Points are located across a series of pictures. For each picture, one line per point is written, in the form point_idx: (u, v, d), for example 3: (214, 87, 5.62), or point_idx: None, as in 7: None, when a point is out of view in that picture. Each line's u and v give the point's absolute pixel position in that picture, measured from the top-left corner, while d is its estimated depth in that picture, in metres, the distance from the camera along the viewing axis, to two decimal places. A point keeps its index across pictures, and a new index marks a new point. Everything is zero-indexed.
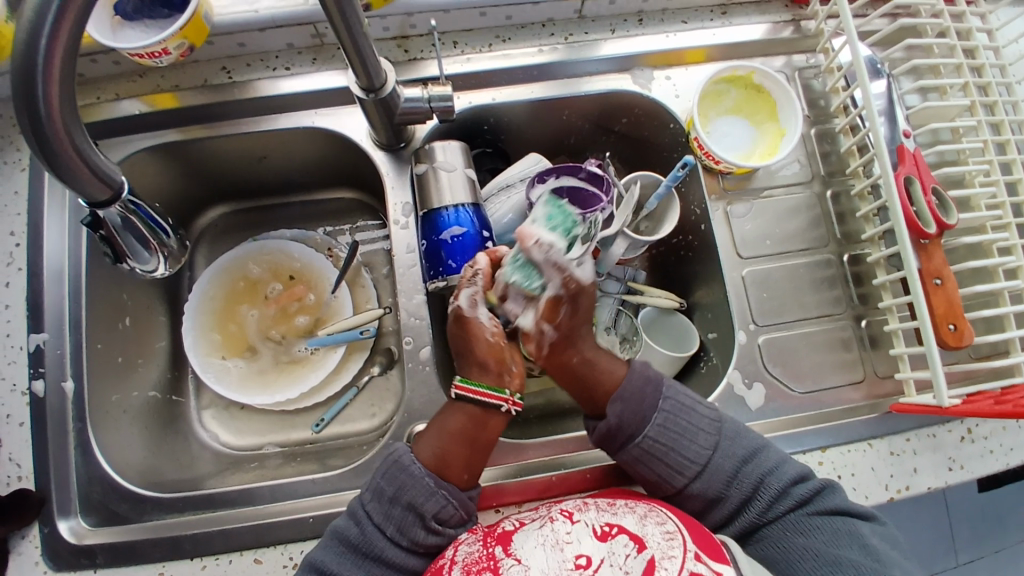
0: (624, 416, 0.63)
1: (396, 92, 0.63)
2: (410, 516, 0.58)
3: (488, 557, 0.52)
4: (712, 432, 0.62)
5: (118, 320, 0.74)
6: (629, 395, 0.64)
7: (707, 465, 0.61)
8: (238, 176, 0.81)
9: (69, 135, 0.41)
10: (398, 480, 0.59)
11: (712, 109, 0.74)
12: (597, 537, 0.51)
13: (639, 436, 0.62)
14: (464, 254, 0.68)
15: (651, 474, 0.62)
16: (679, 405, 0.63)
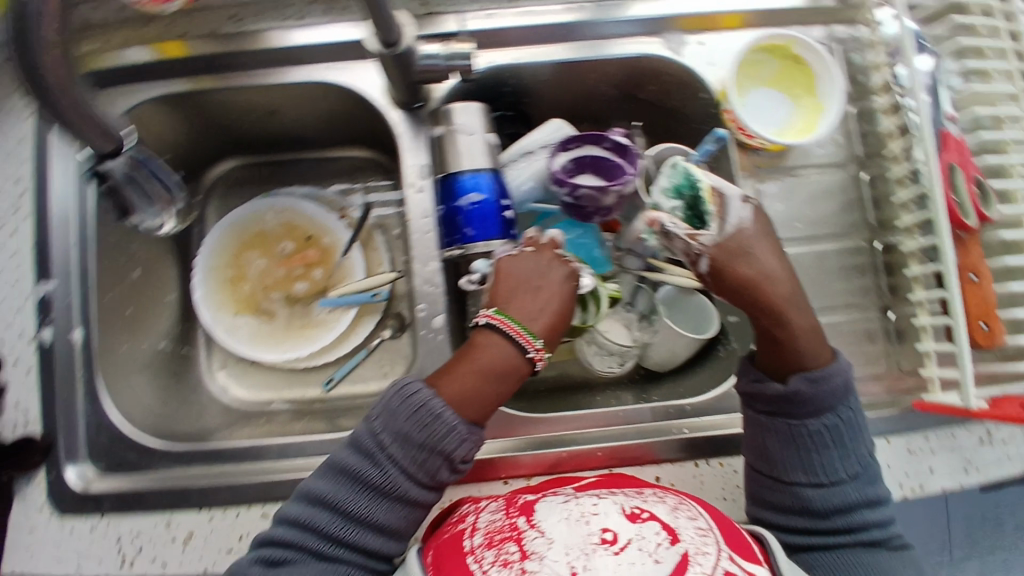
0: (802, 395, 0.60)
1: (413, 49, 0.59)
2: (440, 460, 0.56)
3: (511, 526, 0.52)
4: (862, 463, 0.60)
5: (129, 272, 0.72)
6: (825, 388, 0.60)
7: (835, 483, 0.60)
8: (248, 130, 0.79)
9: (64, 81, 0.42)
10: (428, 425, 0.56)
11: (748, 80, 0.69)
12: (624, 517, 0.50)
13: (799, 422, 0.61)
14: (483, 222, 0.66)
15: (777, 454, 0.61)
16: (853, 422, 0.61)
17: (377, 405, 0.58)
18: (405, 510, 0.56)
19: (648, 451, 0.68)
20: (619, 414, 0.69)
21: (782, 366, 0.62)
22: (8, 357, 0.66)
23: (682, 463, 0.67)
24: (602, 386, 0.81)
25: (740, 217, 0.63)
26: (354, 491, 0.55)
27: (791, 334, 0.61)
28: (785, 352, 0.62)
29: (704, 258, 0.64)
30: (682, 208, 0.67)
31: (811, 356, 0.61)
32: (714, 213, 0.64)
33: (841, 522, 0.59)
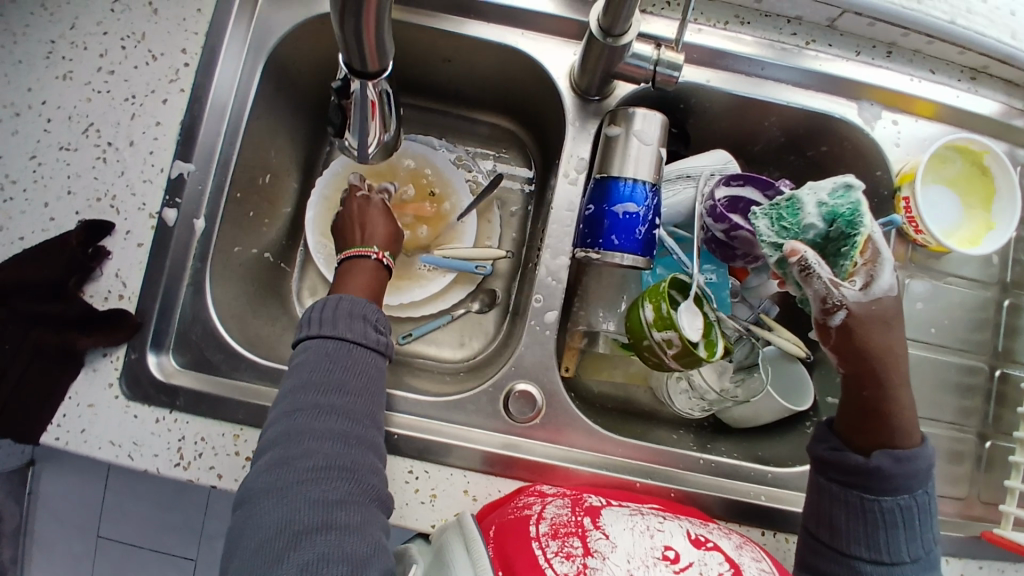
0: (885, 472, 0.53)
1: (629, 46, 0.59)
2: (359, 319, 0.58)
3: (576, 523, 0.51)
4: (928, 550, 0.54)
5: (259, 175, 0.72)
6: (908, 468, 0.54)
7: (896, 565, 0.53)
8: (413, 71, 0.77)
9: (376, 7, 0.40)
10: (336, 304, 0.58)
11: (930, 173, 0.68)
12: (689, 542, 0.50)
13: (874, 496, 0.54)
14: (629, 234, 0.63)
15: (840, 522, 0.55)
16: (927, 508, 0.55)
17: (304, 315, 0.58)
18: (360, 370, 0.55)
19: (716, 506, 0.66)
20: (700, 462, 0.68)
21: (870, 439, 0.55)
22: (122, 226, 0.64)
23: (750, 528, 0.66)
24: (670, 420, 0.81)
25: (889, 283, 0.54)
26: (309, 395, 0.52)
27: (891, 407, 0.54)
28: (878, 427, 0.55)
29: (841, 312, 0.54)
30: (819, 235, 0.57)
31: (905, 435, 0.54)
32: (862, 265, 0.55)
33: None
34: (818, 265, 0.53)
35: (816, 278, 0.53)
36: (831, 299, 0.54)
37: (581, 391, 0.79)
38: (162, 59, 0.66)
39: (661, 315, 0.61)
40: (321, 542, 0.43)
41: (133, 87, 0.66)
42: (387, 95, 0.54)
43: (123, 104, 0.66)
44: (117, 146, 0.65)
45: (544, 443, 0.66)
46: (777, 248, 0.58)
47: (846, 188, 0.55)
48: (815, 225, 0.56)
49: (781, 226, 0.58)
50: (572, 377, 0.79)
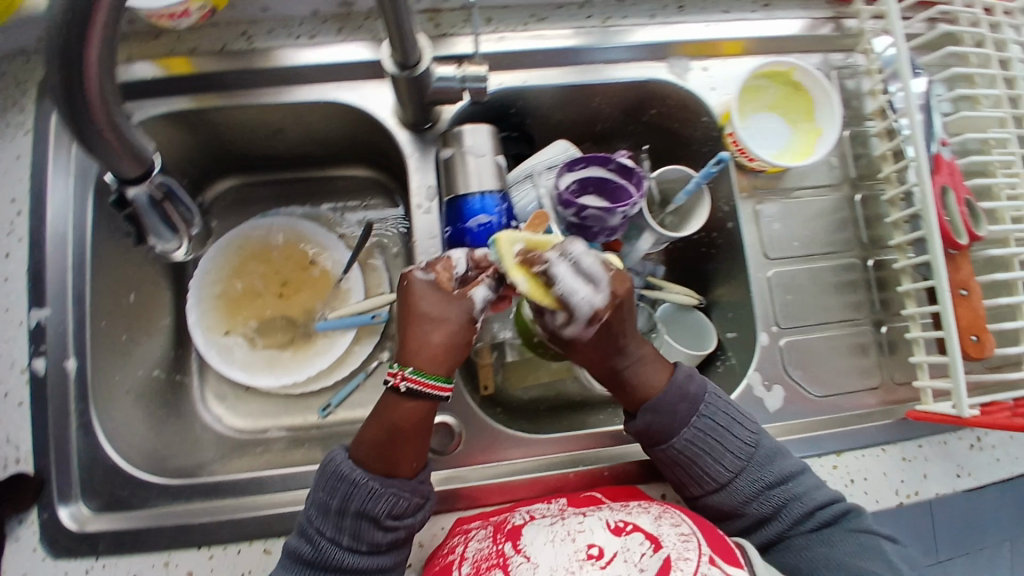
0: (654, 421, 0.63)
1: (430, 71, 0.60)
2: (364, 522, 0.56)
3: (498, 553, 0.54)
4: (741, 457, 0.62)
5: (124, 295, 0.70)
6: (664, 408, 0.63)
7: (729, 483, 0.62)
8: (249, 149, 0.77)
9: (106, 111, 0.40)
10: (339, 490, 0.57)
11: (749, 105, 0.72)
12: (610, 533, 0.52)
13: (666, 445, 0.63)
14: (490, 244, 0.65)
15: (674, 476, 0.64)
16: (711, 424, 0.63)
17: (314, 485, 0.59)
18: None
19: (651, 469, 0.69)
20: (625, 432, 0.70)
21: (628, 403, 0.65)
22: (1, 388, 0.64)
23: None
24: (602, 404, 0.82)
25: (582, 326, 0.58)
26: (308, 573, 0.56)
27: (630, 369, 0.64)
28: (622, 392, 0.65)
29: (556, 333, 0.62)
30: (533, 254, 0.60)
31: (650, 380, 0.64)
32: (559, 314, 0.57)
33: (760, 512, 0.61)
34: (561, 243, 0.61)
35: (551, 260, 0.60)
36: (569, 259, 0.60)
37: (507, 401, 0.79)
38: None
39: None
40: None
41: None
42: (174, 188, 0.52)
43: None
44: None
45: (474, 467, 0.68)
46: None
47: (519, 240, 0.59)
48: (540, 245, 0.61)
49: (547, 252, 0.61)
50: (496, 391, 0.79)
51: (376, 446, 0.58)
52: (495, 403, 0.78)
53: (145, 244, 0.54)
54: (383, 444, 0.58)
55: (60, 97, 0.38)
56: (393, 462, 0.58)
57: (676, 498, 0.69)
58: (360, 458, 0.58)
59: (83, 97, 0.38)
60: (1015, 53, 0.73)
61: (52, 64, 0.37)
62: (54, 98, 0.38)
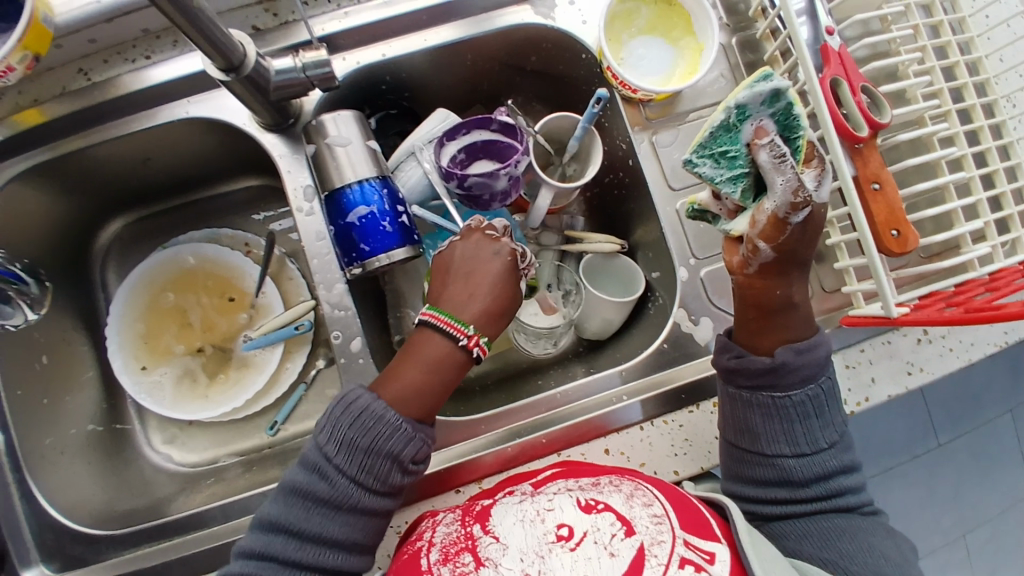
0: (789, 365, 0.59)
1: (262, 65, 0.56)
2: (388, 463, 0.54)
3: (467, 536, 0.54)
4: (840, 431, 0.61)
5: (34, 359, 0.69)
6: (808, 358, 0.60)
7: (816, 452, 0.60)
8: (132, 181, 0.75)
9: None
10: (371, 429, 0.54)
11: (624, 32, 0.67)
12: (579, 510, 0.52)
13: (784, 394, 0.60)
14: (378, 235, 0.63)
15: (762, 429, 0.60)
16: (831, 393, 0.61)
17: (331, 419, 0.55)
18: (369, 520, 0.54)
19: (595, 427, 0.67)
20: (558, 395, 0.69)
21: (771, 339, 0.61)
22: None
23: (629, 429, 0.67)
24: (549, 366, 0.80)
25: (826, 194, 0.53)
26: (314, 510, 0.53)
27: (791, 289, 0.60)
28: (767, 325, 0.61)
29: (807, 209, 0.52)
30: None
31: (798, 329, 0.61)
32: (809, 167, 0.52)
33: (820, 489, 0.59)
34: (819, 183, 0.52)
35: (770, 178, 0.51)
36: (804, 193, 0.51)
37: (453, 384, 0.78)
38: None
39: None
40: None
41: None
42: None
43: None
44: None
45: None
46: (735, 179, 0.54)
47: (770, 84, 0.50)
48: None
49: (727, 157, 0.54)
50: None
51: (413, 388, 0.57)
52: None
53: None
54: (424, 387, 0.57)
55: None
56: (417, 406, 0.57)
57: (619, 450, 0.66)
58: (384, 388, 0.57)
59: None
60: None
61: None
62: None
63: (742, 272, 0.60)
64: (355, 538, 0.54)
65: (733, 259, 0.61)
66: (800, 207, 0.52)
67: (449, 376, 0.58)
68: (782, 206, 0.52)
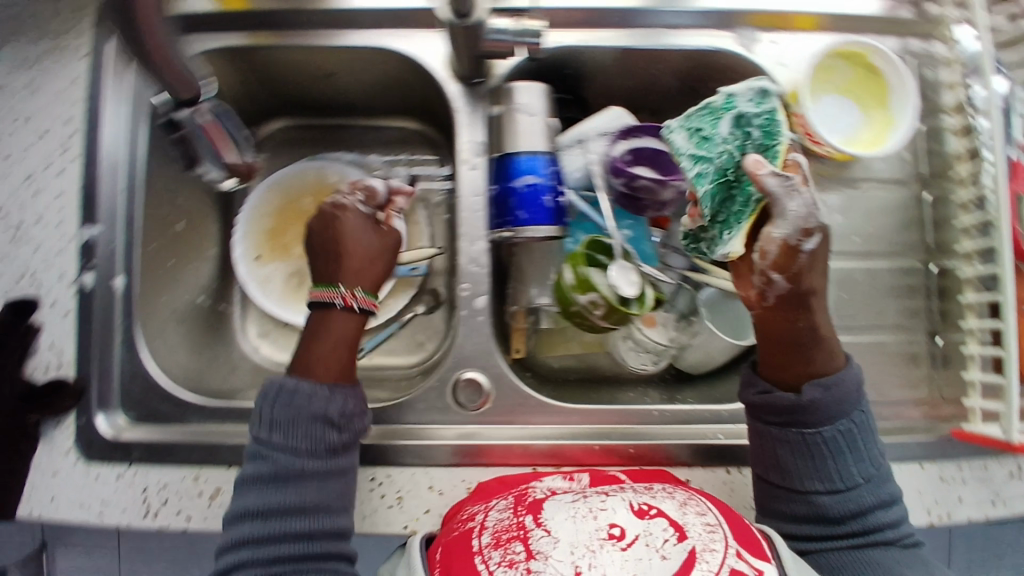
0: (817, 403, 0.58)
1: (484, 23, 0.57)
2: (314, 424, 0.57)
3: (517, 526, 0.51)
4: (874, 467, 0.59)
5: (174, 223, 0.73)
6: (835, 393, 0.58)
7: (850, 488, 0.58)
8: (300, 90, 0.77)
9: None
10: (292, 401, 0.57)
11: (820, 85, 0.67)
12: (632, 515, 0.50)
13: (813, 429, 0.58)
14: (535, 206, 0.64)
15: (791, 464, 0.59)
16: (865, 427, 0.59)
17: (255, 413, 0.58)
18: (325, 482, 0.57)
19: (680, 453, 0.67)
20: (653, 413, 0.68)
21: (797, 373, 0.59)
22: (46, 298, 0.66)
23: (716, 468, 0.67)
24: (636, 382, 0.80)
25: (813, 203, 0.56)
26: (261, 488, 0.56)
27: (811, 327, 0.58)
28: (791, 360, 0.59)
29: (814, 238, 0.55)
30: (738, 146, 0.58)
31: (825, 360, 0.59)
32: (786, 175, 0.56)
33: (857, 526, 0.58)
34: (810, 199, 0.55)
35: (781, 204, 0.53)
36: (813, 219, 0.54)
37: (539, 367, 0.80)
38: (49, 132, 0.67)
39: (581, 277, 0.64)
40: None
41: (28, 166, 0.66)
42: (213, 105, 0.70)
43: (22, 184, 0.66)
44: (26, 224, 0.66)
45: (495, 428, 0.68)
46: (697, 160, 0.59)
47: (762, 86, 0.56)
48: (732, 135, 0.58)
49: (701, 138, 0.59)
50: (526, 357, 0.79)
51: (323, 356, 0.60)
52: (524, 367, 0.79)
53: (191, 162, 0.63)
54: (329, 355, 0.61)
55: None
56: (331, 369, 0.60)
57: (699, 485, 0.67)
58: (313, 370, 0.60)
59: None
60: None
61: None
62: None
63: (760, 304, 0.60)
64: (309, 500, 0.56)
65: (749, 294, 0.60)
66: (812, 234, 0.54)
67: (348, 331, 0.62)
68: (794, 233, 0.54)
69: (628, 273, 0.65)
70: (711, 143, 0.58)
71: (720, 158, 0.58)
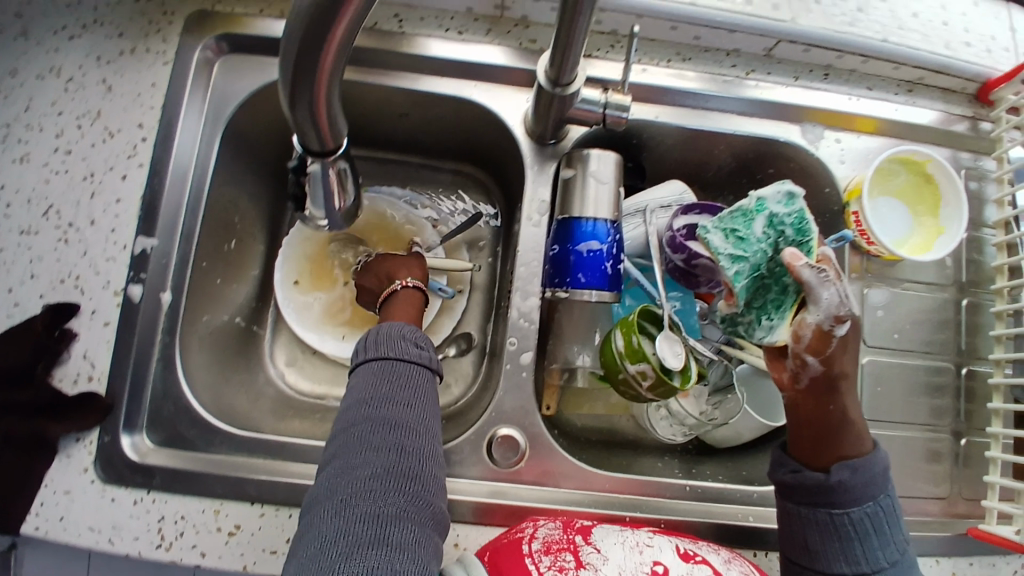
0: (846, 485, 0.54)
1: (577, 93, 0.60)
2: (402, 341, 0.56)
3: (568, 540, 0.51)
4: (902, 551, 0.54)
5: (225, 242, 0.73)
6: (865, 472, 0.54)
7: (876, 573, 0.53)
8: (369, 125, 0.78)
9: (326, 87, 0.41)
10: (387, 328, 0.57)
11: (878, 188, 0.71)
12: (679, 557, 0.50)
13: (840, 510, 0.54)
14: (595, 271, 0.64)
15: (817, 544, 0.54)
16: (893, 510, 0.55)
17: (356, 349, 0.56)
18: (417, 390, 0.53)
19: (709, 531, 0.66)
20: (687, 489, 0.68)
21: (827, 454, 0.56)
22: (86, 306, 0.64)
23: (742, 549, 0.67)
24: (659, 449, 0.80)
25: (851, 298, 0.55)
26: (367, 389, 0.52)
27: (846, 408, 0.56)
28: (822, 438, 0.56)
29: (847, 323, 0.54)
30: (772, 246, 0.56)
31: (856, 444, 0.55)
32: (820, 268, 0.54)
33: None
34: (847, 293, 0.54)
35: (816, 293, 0.52)
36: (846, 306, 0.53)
37: (565, 426, 0.78)
38: (119, 135, 0.66)
39: (632, 347, 0.63)
40: (373, 558, 0.42)
41: (91, 165, 0.66)
42: (350, 175, 0.54)
43: (82, 182, 0.65)
44: (78, 227, 0.65)
45: (528, 487, 0.66)
46: (735, 259, 0.55)
47: (786, 187, 0.56)
48: (765, 235, 0.55)
49: (736, 238, 0.55)
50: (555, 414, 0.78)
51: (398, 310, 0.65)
52: (552, 425, 0.77)
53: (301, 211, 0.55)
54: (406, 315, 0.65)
55: (290, 63, 0.39)
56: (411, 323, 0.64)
57: None
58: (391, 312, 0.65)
59: (315, 73, 0.39)
60: None
61: (292, 36, 0.37)
62: (281, 55, 0.39)
63: (793, 388, 0.57)
64: (406, 401, 0.52)
65: (781, 376, 0.58)
66: (843, 320, 0.53)
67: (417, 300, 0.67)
68: (826, 318, 0.53)
69: (676, 348, 0.64)
70: (749, 240, 0.55)
71: (755, 256, 0.55)
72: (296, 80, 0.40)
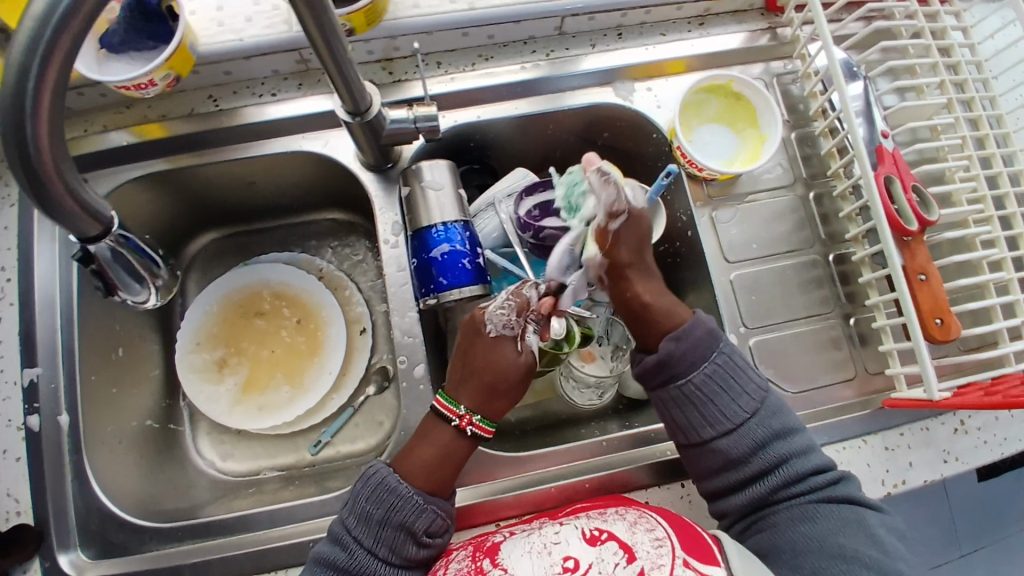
0: (673, 353, 0.62)
1: (381, 115, 0.63)
2: (403, 535, 0.56)
3: (476, 569, 0.53)
4: (757, 400, 0.61)
5: (112, 350, 0.75)
6: (689, 339, 0.62)
7: (740, 425, 0.60)
8: (228, 202, 0.82)
9: (58, 174, 0.41)
10: (386, 500, 0.57)
11: (693, 120, 0.75)
12: (585, 543, 0.51)
13: (683, 379, 0.61)
14: (454, 271, 0.67)
15: (681, 418, 0.62)
16: (731, 362, 0.62)
17: (351, 495, 0.58)
18: None
19: (634, 478, 0.68)
20: (602, 443, 0.70)
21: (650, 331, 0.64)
22: None
23: (671, 485, 0.69)
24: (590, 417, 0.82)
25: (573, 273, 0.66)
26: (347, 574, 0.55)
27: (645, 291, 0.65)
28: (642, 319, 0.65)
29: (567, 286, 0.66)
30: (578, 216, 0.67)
31: (665, 318, 0.64)
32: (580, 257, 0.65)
33: (760, 462, 0.59)
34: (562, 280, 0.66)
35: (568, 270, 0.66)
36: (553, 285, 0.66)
37: (495, 424, 0.79)
38: None
39: None
40: None
41: None
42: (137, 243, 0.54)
43: None
44: None
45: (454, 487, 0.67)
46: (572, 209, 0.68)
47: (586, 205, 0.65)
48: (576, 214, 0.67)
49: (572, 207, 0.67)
50: None
51: (426, 467, 0.59)
52: None
53: (114, 298, 0.56)
54: (429, 465, 0.59)
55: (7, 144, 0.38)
56: (427, 478, 0.59)
57: (659, 504, 0.68)
58: (400, 468, 0.60)
59: (37, 159, 0.40)
60: (953, 40, 0.76)
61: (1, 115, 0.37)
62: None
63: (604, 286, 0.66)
64: None
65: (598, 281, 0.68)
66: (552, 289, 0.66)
67: (455, 454, 0.61)
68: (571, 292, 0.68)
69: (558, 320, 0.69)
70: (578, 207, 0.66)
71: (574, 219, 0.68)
72: (22, 170, 0.40)
